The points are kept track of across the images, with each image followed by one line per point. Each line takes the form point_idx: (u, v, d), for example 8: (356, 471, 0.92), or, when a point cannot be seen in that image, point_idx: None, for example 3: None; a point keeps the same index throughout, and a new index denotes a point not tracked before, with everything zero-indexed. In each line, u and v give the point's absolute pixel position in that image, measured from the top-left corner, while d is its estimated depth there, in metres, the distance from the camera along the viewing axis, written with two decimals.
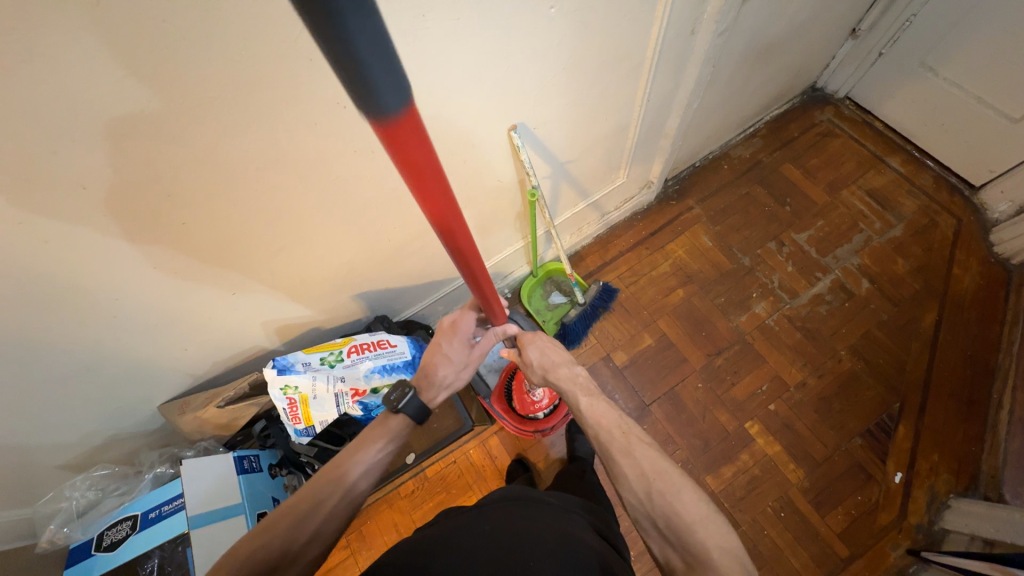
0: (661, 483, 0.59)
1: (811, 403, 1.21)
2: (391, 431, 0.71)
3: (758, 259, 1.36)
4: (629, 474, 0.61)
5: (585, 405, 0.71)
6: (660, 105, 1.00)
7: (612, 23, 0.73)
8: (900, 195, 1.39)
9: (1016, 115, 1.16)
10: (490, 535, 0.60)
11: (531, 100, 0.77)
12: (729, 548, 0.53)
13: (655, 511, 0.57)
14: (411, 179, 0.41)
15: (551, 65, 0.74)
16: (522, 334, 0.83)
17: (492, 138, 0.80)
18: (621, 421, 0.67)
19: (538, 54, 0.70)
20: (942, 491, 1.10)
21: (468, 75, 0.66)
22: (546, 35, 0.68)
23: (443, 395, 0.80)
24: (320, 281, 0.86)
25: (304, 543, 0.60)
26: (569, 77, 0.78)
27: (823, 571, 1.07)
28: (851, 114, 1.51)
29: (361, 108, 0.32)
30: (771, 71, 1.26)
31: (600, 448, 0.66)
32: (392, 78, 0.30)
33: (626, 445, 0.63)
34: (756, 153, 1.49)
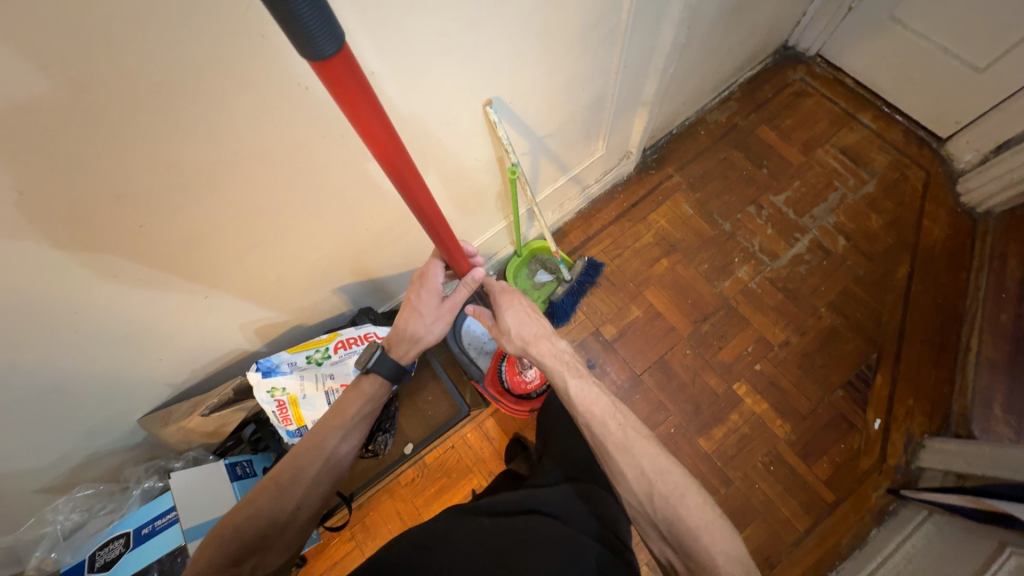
0: (664, 486, 0.60)
1: (795, 359, 1.25)
2: (367, 394, 0.73)
3: (738, 224, 1.37)
4: (629, 475, 0.62)
5: (574, 389, 0.70)
6: (636, 71, 0.97)
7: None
8: (872, 151, 1.42)
9: (982, 65, 1.18)
10: (491, 529, 0.62)
11: (505, 73, 0.74)
12: (734, 555, 0.54)
13: (657, 514, 0.59)
14: (357, 121, 0.45)
15: (524, 35, 0.70)
16: (499, 295, 0.81)
17: (466, 115, 0.76)
18: (613, 410, 0.67)
19: (509, 23, 0.66)
20: (918, 432, 1.16)
21: (437, 48, 0.62)
22: (516, 4, 0.64)
23: (417, 351, 0.78)
24: (299, 277, 0.82)
25: (292, 509, 0.63)
26: (544, 46, 0.74)
27: (811, 517, 1.12)
28: (823, 72, 1.51)
29: (301, 53, 0.36)
30: (745, 30, 1.23)
31: (593, 439, 0.66)
32: (315, 8, 0.33)
33: (625, 442, 0.63)
34: (732, 117, 1.48)
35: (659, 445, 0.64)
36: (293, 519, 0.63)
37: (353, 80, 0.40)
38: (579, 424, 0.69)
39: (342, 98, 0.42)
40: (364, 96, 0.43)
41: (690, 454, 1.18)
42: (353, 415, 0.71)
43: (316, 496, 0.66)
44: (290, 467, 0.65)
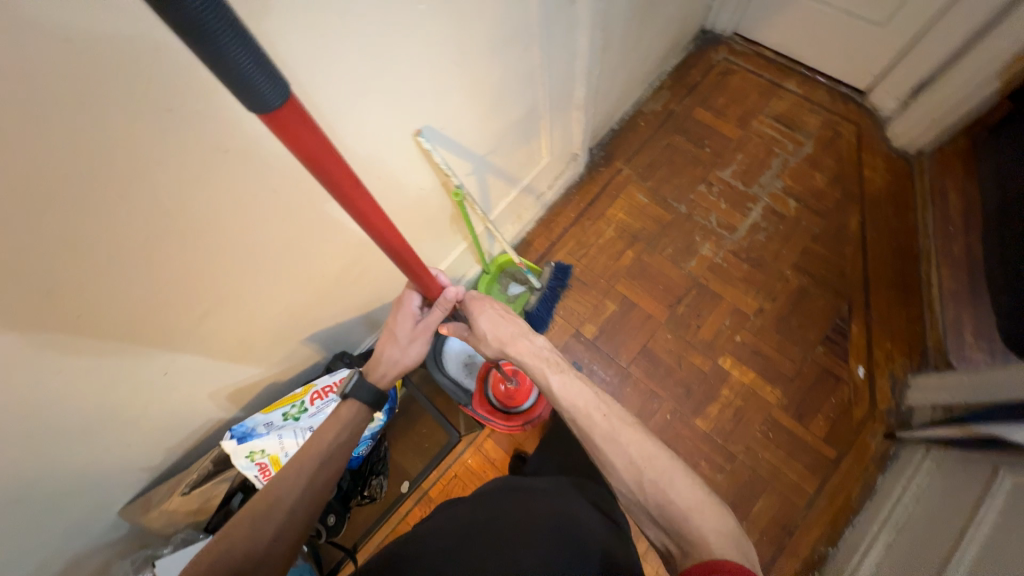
0: (653, 470, 0.60)
1: (772, 325, 1.26)
2: (344, 419, 0.73)
3: (693, 204, 1.41)
4: (619, 465, 0.62)
5: (557, 385, 0.72)
6: (562, 78, 1.01)
7: (488, 6, 0.72)
8: (804, 114, 1.48)
9: (882, 20, 1.27)
10: (485, 524, 0.66)
11: (428, 101, 0.75)
12: (724, 531, 0.54)
13: (648, 499, 0.59)
14: (313, 165, 0.45)
15: (440, 63, 0.72)
16: (470, 304, 0.83)
17: (398, 150, 0.77)
18: (598, 402, 0.69)
19: (423, 54, 0.68)
20: (902, 373, 1.18)
21: (352, 87, 0.63)
22: (425, 33, 0.66)
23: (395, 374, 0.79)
24: (260, 334, 0.81)
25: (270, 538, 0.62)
26: (463, 70, 0.77)
27: (818, 477, 1.12)
28: (743, 49, 1.58)
29: (245, 103, 0.36)
30: (661, 22, 1.29)
31: (579, 431, 0.67)
32: (266, 74, 0.34)
33: (611, 432, 0.64)
34: (667, 104, 1.54)
35: (643, 432, 0.65)
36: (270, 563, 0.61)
37: (323, 152, 0.44)
38: (566, 420, 0.70)
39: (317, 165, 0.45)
40: (335, 161, 0.46)
41: (690, 436, 1.18)
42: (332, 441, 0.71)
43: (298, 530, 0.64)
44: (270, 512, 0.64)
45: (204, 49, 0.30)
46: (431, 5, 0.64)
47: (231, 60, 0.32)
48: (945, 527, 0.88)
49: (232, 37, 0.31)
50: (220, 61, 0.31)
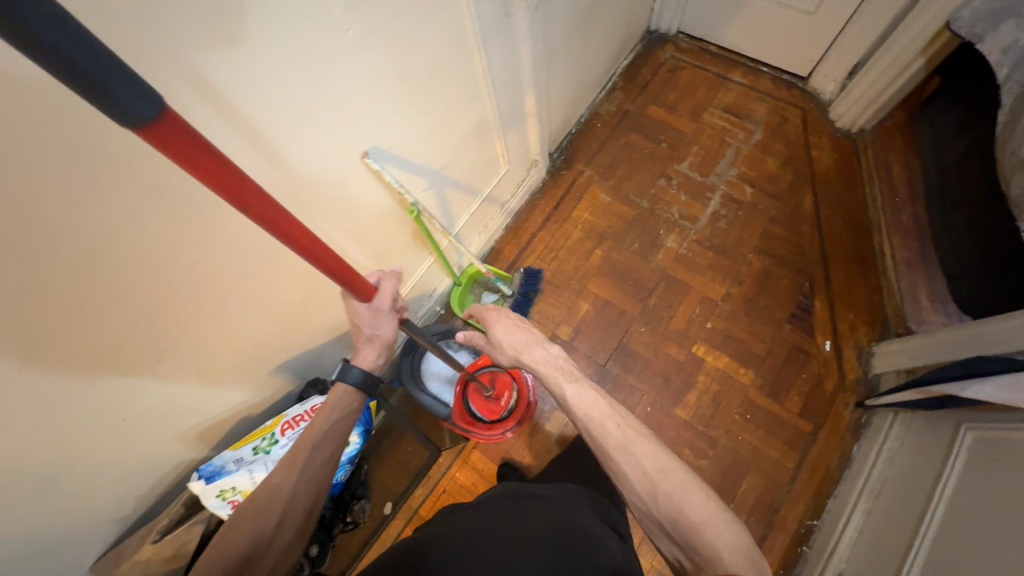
0: (666, 484, 0.62)
1: (740, 308, 1.29)
2: (332, 403, 0.73)
3: (654, 199, 1.44)
4: (633, 476, 0.64)
5: (573, 395, 0.75)
6: (509, 89, 1.03)
7: (423, 27, 0.73)
8: (751, 103, 1.53)
9: (812, 8, 1.33)
10: (483, 532, 0.66)
11: (374, 122, 0.76)
12: (739, 546, 0.56)
13: (661, 512, 0.61)
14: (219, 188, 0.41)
15: (380, 84, 0.73)
16: (487, 314, 0.86)
17: (345, 173, 0.77)
18: (611, 413, 0.72)
19: (364, 76, 0.69)
20: (866, 343, 1.22)
21: (293, 114, 0.63)
22: (364, 56, 0.67)
23: (375, 354, 0.75)
24: (223, 369, 0.80)
25: (275, 523, 0.64)
26: (406, 88, 0.78)
27: (798, 452, 1.15)
28: (688, 46, 1.64)
29: (118, 123, 0.32)
30: (605, 26, 1.33)
31: (592, 441, 0.69)
32: (137, 89, 0.30)
33: (625, 443, 0.67)
34: (621, 104, 1.57)
35: (657, 444, 0.67)
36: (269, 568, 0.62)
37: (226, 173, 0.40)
38: (580, 429, 0.73)
39: (195, 167, 0.38)
40: (219, 163, 0.39)
41: (671, 426, 1.20)
42: (325, 424, 0.71)
43: (295, 531, 0.65)
44: (256, 521, 0.63)
45: (49, 64, 0.26)
46: (367, 29, 0.65)
47: (89, 75, 0.28)
48: (920, 489, 0.91)
49: (75, 49, 0.27)
50: (74, 76, 0.27)
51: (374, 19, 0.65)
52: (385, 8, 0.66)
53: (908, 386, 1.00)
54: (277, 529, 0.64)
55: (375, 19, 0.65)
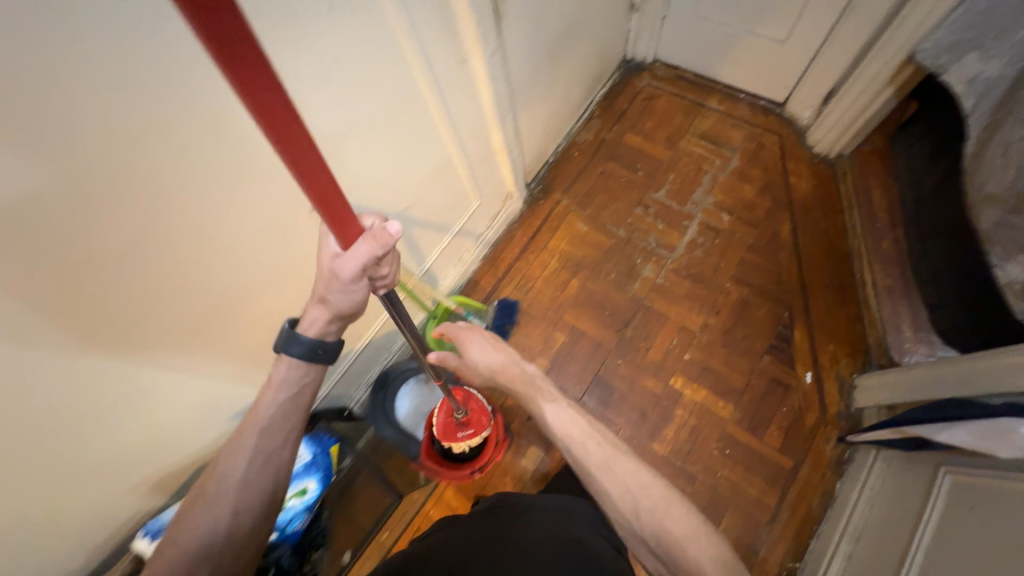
0: (648, 501, 0.68)
1: (718, 339, 1.28)
2: (275, 380, 0.63)
3: (631, 228, 1.44)
4: (615, 494, 0.70)
5: (551, 414, 0.83)
6: (472, 129, 1.04)
7: (372, 80, 0.75)
8: (727, 130, 1.53)
9: (782, 37, 1.34)
10: (488, 537, 0.73)
11: (327, 173, 0.77)
12: (718, 560, 0.61)
13: (644, 529, 0.67)
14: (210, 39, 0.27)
15: (331, 138, 0.74)
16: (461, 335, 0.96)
17: (297, 228, 0.77)
18: (590, 431, 0.79)
19: (309, 133, 0.70)
20: (847, 374, 1.19)
21: (226, 177, 0.63)
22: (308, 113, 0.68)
23: (325, 318, 0.62)
24: (179, 419, 0.80)
25: (228, 518, 0.60)
26: (360, 139, 0.79)
27: (778, 489, 1.11)
28: (664, 74, 1.65)
29: None
30: (577, 59, 1.35)
31: (574, 459, 0.77)
32: None
33: (606, 462, 0.73)
34: (598, 133, 1.59)
35: (635, 460, 0.73)
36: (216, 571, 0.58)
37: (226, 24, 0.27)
38: (561, 449, 0.80)
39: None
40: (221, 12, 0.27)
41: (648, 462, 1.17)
42: (268, 411, 0.63)
43: (249, 527, 0.61)
44: None
45: None
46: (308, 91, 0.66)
47: None
48: (899, 536, 0.87)
49: None
50: None
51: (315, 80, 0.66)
52: (326, 69, 0.67)
53: (879, 425, 0.97)
54: (232, 522, 0.60)
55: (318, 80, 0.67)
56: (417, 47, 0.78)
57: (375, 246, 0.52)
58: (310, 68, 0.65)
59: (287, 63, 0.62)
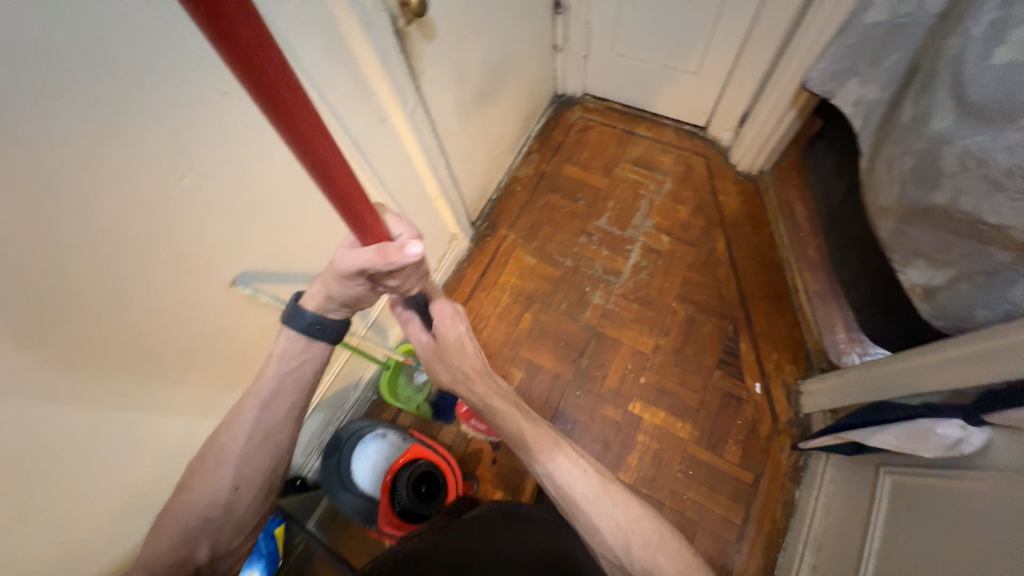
0: (641, 537, 0.67)
1: (670, 359, 1.30)
2: (276, 355, 0.65)
3: (578, 256, 1.47)
4: (605, 529, 0.68)
5: (530, 431, 0.78)
6: (404, 180, 1.05)
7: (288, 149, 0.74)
8: (658, 155, 1.61)
9: (694, 69, 1.43)
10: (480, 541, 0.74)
11: (248, 246, 0.74)
12: None
13: (634, 565, 0.65)
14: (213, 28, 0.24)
15: (247, 213, 0.72)
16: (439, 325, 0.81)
17: (216, 308, 0.74)
18: (576, 458, 0.75)
19: (223, 210, 0.68)
20: (793, 381, 1.24)
21: (125, 274, 0.59)
22: (217, 190, 0.66)
23: (330, 300, 0.61)
24: (94, 539, 0.71)
25: (230, 489, 0.64)
26: (279, 208, 0.77)
27: (742, 505, 1.13)
28: (595, 106, 1.72)
29: None
30: (506, 100, 1.39)
31: (556, 487, 0.73)
32: None
33: (593, 494, 0.71)
34: (537, 166, 1.63)
35: (630, 496, 0.72)
36: (216, 540, 0.65)
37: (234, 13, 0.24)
38: (539, 474, 0.75)
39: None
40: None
41: None
42: (270, 384, 0.65)
43: (249, 499, 0.66)
44: None
45: None
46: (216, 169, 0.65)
47: None
48: (853, 540, 0.90)
49: None
50: None
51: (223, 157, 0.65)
52: (235, 147, 0.66)
53: (820, 432, 1.00)
54: (232, 495, 0.64)
55: (227, 157, 0.65)
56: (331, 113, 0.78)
57: (377, 258, 0.48)
58: (215, 146, 0.63)
59: (189, 147, 0.60)
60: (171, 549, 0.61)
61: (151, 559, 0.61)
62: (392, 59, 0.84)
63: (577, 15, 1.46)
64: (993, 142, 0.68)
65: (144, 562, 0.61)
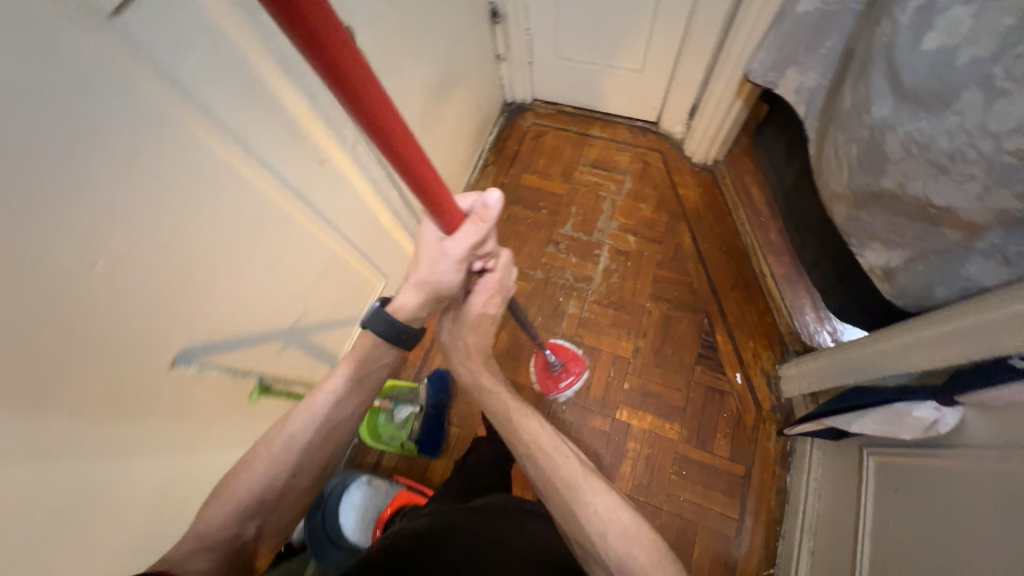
0: (618, 527, 0.64)
1: (651, 360, 1.30)
2: (356, 357, 0.69)
3: (547, 267, 1.45)
4: (584, 517, 0.65)
5: (517, 413, 0.75)
6: (356, 218, 0.99)
7: (226, 211, 0.67)
8: (614, 155, 1.60)
9: (639, 67, 1.43)
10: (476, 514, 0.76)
11: (197, 321, 0.68)
12: None
13: (608, 554, 0.62)
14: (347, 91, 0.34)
15: (188, 288, 0.65)
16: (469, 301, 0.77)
17: (162, 398, 0.66)
18: (557, 440, 0.73)
19: (159, 291, 0.61)
20: (771, 367, 1.25)
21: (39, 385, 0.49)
22: (149, 270, 0.59)
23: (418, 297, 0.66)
24: None
25: (288, 478, 0.67)
26: (225, 275, 0.70)
27: (737, 498, 1.14)
28: (546, 111, 1.70)
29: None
30: (454, 117, 1.35)
31: (535, 464, 0.71)
32: None
33: (576, 481, 0.68)
34: (495, 179, 1.60)
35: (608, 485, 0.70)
36: (263, 520, 0.68)
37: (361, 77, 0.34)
38: (518, 452, 0.73)
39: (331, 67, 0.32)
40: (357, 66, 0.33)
41: None
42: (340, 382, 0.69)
43: (302, 486, 0.70)
44: None
45: None
46: (147, 249, 0.58)
47: None
48: (847, 524, 0.91)
49: None
50: None
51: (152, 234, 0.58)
52: (165, 220, 0.58)
53: (802, 419, 1.00)
54: (290, 481, 0.68)
55: (160, 235, 0.59)
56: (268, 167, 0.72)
57: (479, 224, 0.59)
58: (141, 226, 0.56)
59: (104, 231, 0.52)
60: (225, 524, 0.64)
61: (201, 532, 0.63)
62: (322, 99, 0.77)
63: (516, 23, 1.43)
64: (933, 127, 0.69)
65: (196, 533, 0.63)
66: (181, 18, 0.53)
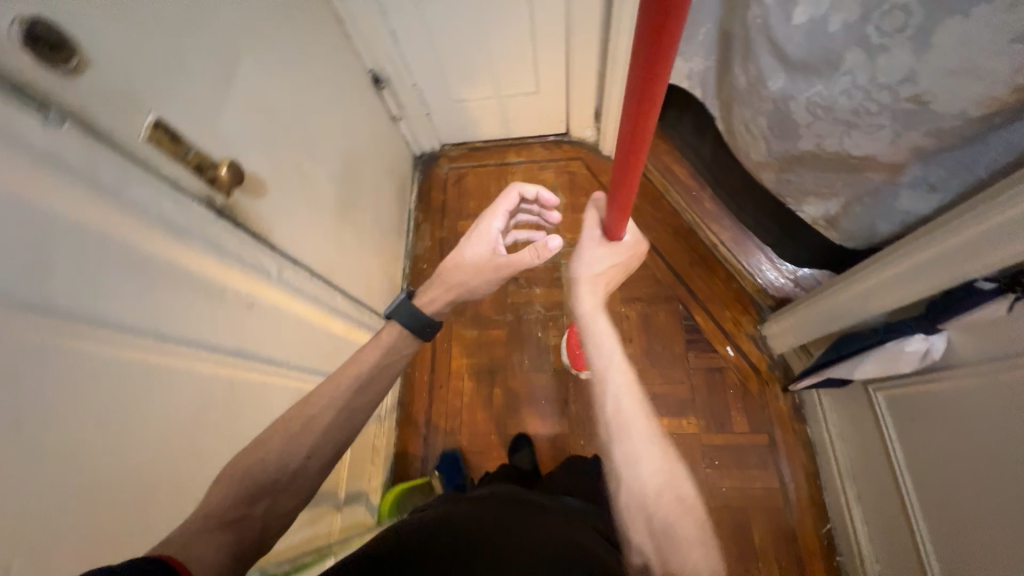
0: (673, 498, 0.58)
1: (645, 363, 1.29)
2: (383, 347, 0.73)
3: (514, 306, 1.38)
4: (644, 469, 0.60)
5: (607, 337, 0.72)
6: (306, 343, 0.90)
7: (160, 411, 0.57)
8: (538, 175, 1.59)
9: (533, 88, 1.44)
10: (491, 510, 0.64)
11: None
12: None
13: (658, 512, 0.56)
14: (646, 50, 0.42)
15: (141, 517, 0.54)
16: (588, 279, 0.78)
17: None
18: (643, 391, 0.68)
19: (108, 546, 0.50)
20: (754, 330, 1.29)
21: None
22: (86, 532, 0.48)
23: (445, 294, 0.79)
24: None
25: (303, 459, 0.63)
26: (181, 481, 0.60)
27: (772, 467, 1.15)
28: (458, 152, 1.67)
29: None
30: (371, 192, 1.28)
31: (617, 394, 0.66)
32: None
33: (649, 435, 0.62)
34: (432, 236, 1.54)
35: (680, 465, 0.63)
36: (271, 504, 0.59)
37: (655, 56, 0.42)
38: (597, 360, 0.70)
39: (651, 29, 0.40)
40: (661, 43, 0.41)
41: None
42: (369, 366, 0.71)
43: (319, 470, 0.64)
44: None
45: None
46: (74, 515, 0.47)
47: None
48: (880, 462, 0.94)
49: None
50: None
51: (78, 495, 0.47)
52: (86, 459, 0.48)
53: (802, 375, 1.03)
54: (304, 462, 0.63)
55: (87, 479, 0.48)
56: (190, 341, 0.62)
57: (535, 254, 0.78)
58: (59, 483, 0.45)
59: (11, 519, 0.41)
60: (232, 503, 0.55)
61: (212, 510, 0.54)
62: (227, 243, 0.69)
63: (401, 82, 1.39)
64: (830, 89, 0.73)
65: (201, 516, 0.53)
66: (23, 239, 0.43)
